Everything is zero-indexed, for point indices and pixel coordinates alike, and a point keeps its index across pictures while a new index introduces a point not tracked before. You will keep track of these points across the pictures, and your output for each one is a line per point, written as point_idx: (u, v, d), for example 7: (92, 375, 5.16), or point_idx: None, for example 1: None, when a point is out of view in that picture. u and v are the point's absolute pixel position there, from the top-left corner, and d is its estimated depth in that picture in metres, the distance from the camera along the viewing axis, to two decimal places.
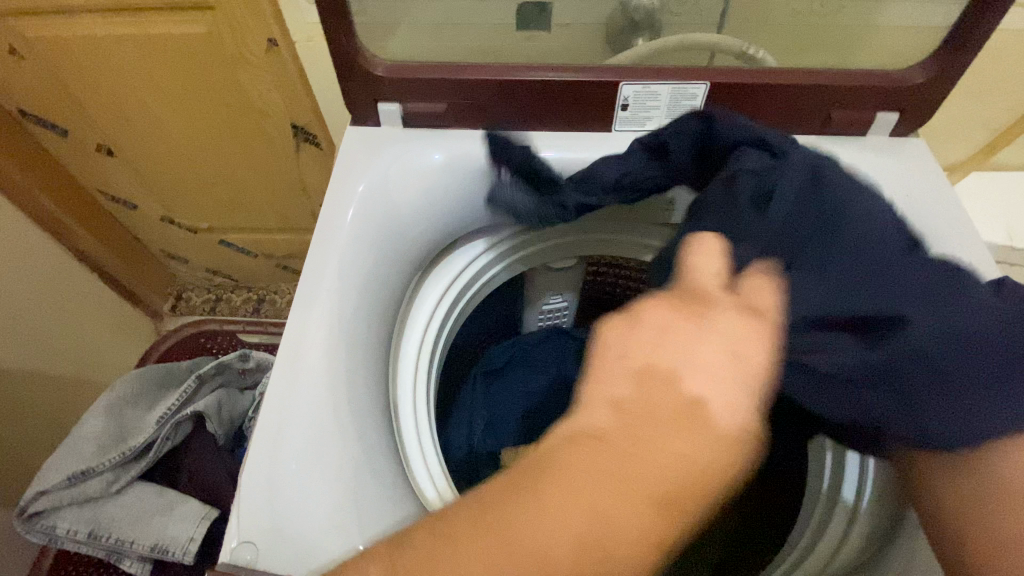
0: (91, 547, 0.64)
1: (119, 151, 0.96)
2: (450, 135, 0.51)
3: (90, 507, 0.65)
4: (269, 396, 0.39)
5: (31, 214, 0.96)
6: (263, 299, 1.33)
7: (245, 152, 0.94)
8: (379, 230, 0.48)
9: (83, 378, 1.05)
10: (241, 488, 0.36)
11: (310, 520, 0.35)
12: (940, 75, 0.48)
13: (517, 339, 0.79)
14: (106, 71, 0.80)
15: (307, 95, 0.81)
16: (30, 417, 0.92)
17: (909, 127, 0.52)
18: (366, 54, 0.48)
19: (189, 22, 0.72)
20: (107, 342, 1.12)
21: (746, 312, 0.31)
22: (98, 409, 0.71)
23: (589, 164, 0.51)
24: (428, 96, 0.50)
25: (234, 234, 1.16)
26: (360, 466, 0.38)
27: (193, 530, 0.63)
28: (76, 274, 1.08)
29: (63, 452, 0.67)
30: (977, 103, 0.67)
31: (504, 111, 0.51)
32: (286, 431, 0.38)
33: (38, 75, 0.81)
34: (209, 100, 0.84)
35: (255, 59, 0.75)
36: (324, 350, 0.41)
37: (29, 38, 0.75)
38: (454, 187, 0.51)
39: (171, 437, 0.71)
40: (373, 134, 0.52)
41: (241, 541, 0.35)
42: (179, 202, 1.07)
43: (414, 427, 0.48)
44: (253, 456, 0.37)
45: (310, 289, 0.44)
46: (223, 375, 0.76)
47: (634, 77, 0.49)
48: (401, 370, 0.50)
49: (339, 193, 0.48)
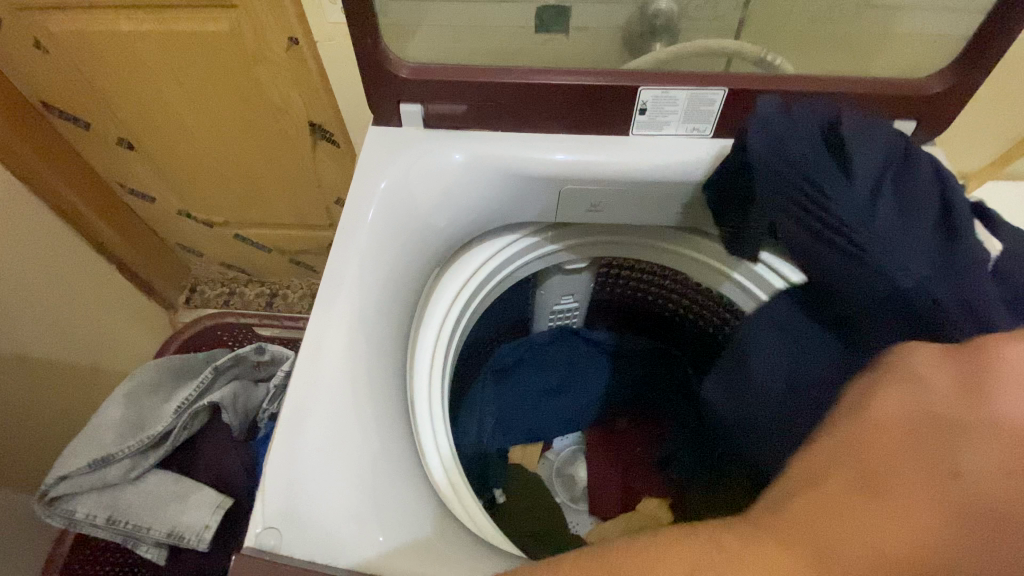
0: (108, 532, 0.66)
1: (139, 145, 0.98)
2: (470, 136, 0.52)
3: (109, 494, 0.66)
4: (293, 385, 0.41)
5: (53, 204, 0.98)
6: (275, 293, 1.35)
7: (261, 147, 0.95)
8: (400, 228, 0.49)
9: (102, 368, 1.07)
10: (266, 475, 0.37)
11: (330, 510, 0.36)
12: (957, 85, 0.48)
13: (529, 337, 0.80)
14: (129, 66, 0.81)
15: (325, 93, 0.82)
16: (49, 405, 0.94)
17: (927, 134, 0.52)
18: (390, 55, 0.49)
19: (213, 21, 0.73)
20: (124, 334, 1.14)
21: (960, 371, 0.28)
22: (118, 397, 0.73)
23: (608, 166, 0.51)
24: (450, 97, 0.51)
25: (249, 228, 1.18)
26: (381, 456, 0.39)
27: (208, 518, 0.65)
28: (96, 265, 1.10)
29: (83, 438, 0.68)
30: (994, 113, 0.67)
31: (522, 113, 0.51)
32: (310, 421, 0.39)
33: (63, 69, 0.83)
34: (230, 99, 0.85)
35: (276, 56, 0.77)
36: (345, 346, 0.42)
37: (56, 33, 0.77)
38: (473, 186, 0.52)
39: (188, 426, 0.72)
40: (394, 134, 0.53)
41: (265, 527, 0.36)
42: (196, 196, 1.09)
43: (429, 422, 0.49)
44: (277, 444, 0.38)
45: (332, 284, 0.45)
46: (239, 367, 0.78)
47: (653, 82, 0.49)
48: (417, 366, 0.51)
49: (361, 191, 0.49)
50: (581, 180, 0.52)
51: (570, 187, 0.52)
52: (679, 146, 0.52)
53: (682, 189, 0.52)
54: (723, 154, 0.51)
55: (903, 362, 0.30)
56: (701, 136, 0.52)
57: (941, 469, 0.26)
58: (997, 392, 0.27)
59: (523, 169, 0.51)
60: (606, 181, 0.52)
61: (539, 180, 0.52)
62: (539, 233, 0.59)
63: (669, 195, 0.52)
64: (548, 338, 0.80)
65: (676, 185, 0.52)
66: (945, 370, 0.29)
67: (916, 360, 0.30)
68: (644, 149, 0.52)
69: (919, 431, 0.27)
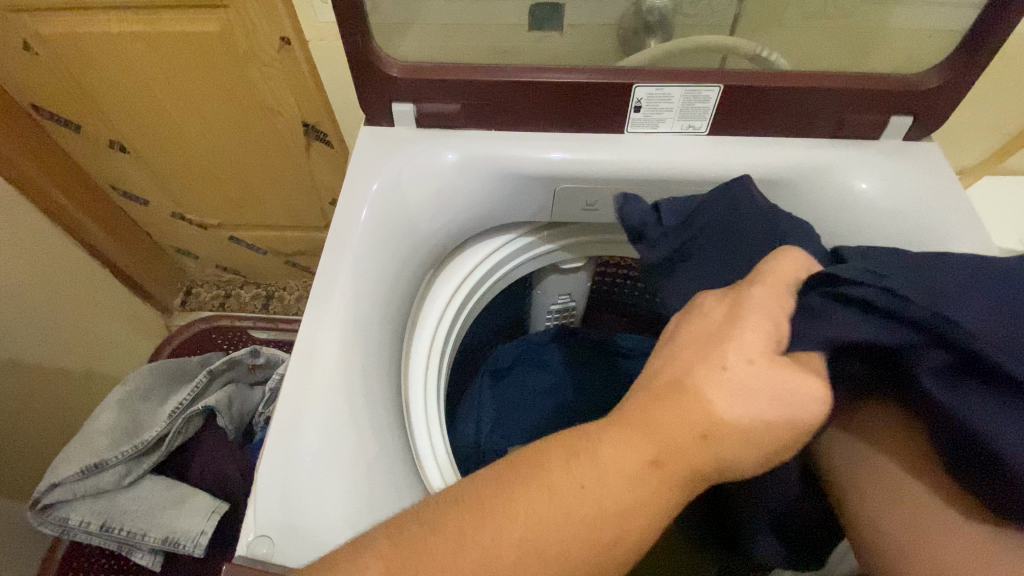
0: (102, 539, 0.65)
1: (131, 147, 0.97)
2: (462, 136, 0.52)
3: (103, 499, 0.66)
4: (285, 390, 0.40)
5: (45, 208, 0.97)
6: (272, 295, 1.34)
7: (253, 147, 0.94)
8: (392, 229, 0.48)
9: (97, 373, 1.07)
10: (257, 481, 0.37)
11: (324, 517, 0.36)
12: (955, 79, 0.47)
13: (525, 338, 0.80)
14: (119, 68, 0.80)
15: (318, 93, 0.82)
16: (42, 411, 0.93)
17: (923, 131, 0.52)
18: (381, 55, 0.48)
19: (202, 21, 0.72)
20: (119, 338, 1.14)
21: (767, 298, 0.34)
22: (110, 403, 0.72)
23: (602, 164, 0.51)
24: (441, 96, 0.50)
25: (243, 231, 1.17)
26: (374, 460, 0.39)
27: (204, 523, 0.64)
28: (89, 269, 1.08)
29: (75, 445, 0.67)
30: (989, 109, 0.67)
31: (516, 111, 0.51)
32: (302, 426, 0.38)
33: (51, 71, 0.82)
34: (222, 99, 0.84)
35: (269, 57, 0.76)
36: (339, 350, 0.42)
37: (43, 35, 0.76)
38: (468, 186, 0.51)
39: (183, 431, 0.71)
40: (386, 134, 0.52)
41: (257, 535, 0.35)
42: (190, 198, 1.08)
43: (426, 425, 0.48)
44: (270, 450, 0.38)
45: (325, 286, 0.44)
46: (234, 370, 0.78)
47: (647, 80, 0.49)
48: (412, 368, 0.50)
49: (353, 192, 0.49)
50: (575, 179, 0.51)
51: (565, 185, 0.52)
52: (674, 144, 0.51)
53: (674, 186, 0.52)
54: (718, 151, 0.51)
55: (693, 305, 0.36)
56: (696, 133, 0.52)
57: (666, 368, 0.33)
58: (744, 321, 0.33)
59: (515, 168, 0.51)
60: (602, 179, 0.51)
61: (533, 179, 0.51)
62: (534, 233, 0.59)
63: (663, 193, 0.52)
64: (543, 339, 0.80)
65: (669, 181, 0.52)
66: (721, 302, 0.35)
67: (701, 298, 0.36)
68: (639, 147, 0.51)
69: (697, 346, 0.33)
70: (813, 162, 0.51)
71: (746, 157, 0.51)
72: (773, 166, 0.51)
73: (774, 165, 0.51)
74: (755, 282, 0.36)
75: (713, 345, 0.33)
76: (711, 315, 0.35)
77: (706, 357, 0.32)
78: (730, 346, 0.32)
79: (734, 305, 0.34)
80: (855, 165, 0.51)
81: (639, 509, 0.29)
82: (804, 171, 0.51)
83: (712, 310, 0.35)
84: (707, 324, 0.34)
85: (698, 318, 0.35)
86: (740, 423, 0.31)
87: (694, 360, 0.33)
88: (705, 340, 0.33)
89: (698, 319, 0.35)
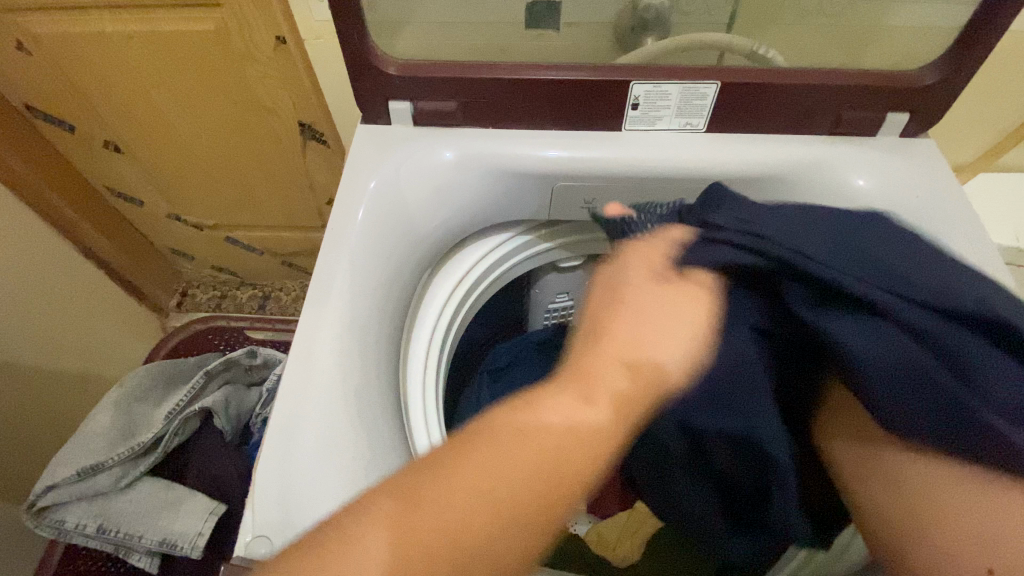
0: (99, 542, 0.65)
1: (126, 148, 0.96)
2: (459, 135, 0.52)
3: (100, 502, 0.65)
4: (282, 390, 0.40)
5: (39, 209, 0.97)
6: (268, 296, 1.33)
7: (249, 147, 0.94)
8: (389, 228, 0.48)
9: (93, 375, 1.06)
10: (255, 482, 0.37)
11: (323, 517, 0.36)
12: (951, 75, 0.48)
13: (524, 337, 0.80)
14: (113, 68, 0.80)
15: (314, 92, 0.81)
16: (38, 413, 0.93)
17: (920, 128, 0.52)
18: (377, 53, 0.48)
19: (197, 20, 0.72)
20: (114, 339, 1.13)
21: (647, 257, 0.40)
22: (106, 405, 0.72)
23: (599, 162, 0.51)
24: (439, 94, 0.50)
25: (240, 231, 1.17)
26: (373, 460, 0.39)
27: (201, 525, 0.64)
28: (84, 270, 1.08)
29: (71, 447, 0.67)
30: (984, 106, 0.67)
31: (514, 108, 0.51)
32: (300, 425, 0.38)
33: (45, 71, 0.81)
34: (217, 98, 0.84)
35: (264, 56, 0.76)
36: (336, 348, 0.41)
37: (36, 34, 0.75)
38: (466, 184, 0.51)
39: (180, 432, 0.71)
40: (383, 132, 0.52)
41: (255, 535, 0.35)
42: (185, 199, 1.08)
43: (423, 425, 0.48)
44: (267, 450, 0.37)
45: (322, 285, 0.44)
46: (231, 371, 0.77)
47: (644, 77, 0.49)
48: (410, 367, 0.50)
49: (350, 191, 0.49)
50: (573, 177, 0.51)
51: (562, 184, 0.52)
52: (671, 141, 0.51)
53: (672, 184, 0.52)
54: (715, 149, 0.51)
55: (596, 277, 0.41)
56: (694, 130, 0.52)
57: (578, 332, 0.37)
58: (635, 279, 0.38)
59: (513, 166, 0.51)
60: (600, 177, 0.51)
61: (531, 177, 0.51)
62: (532, 231, 0.59)
63: (662, 190, 0.52)
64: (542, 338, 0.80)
65: (667, 179, 0.52)
66: (617, 268, 0.40)
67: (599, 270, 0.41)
68: (636, 144, 0.51)
69: (600, 304, 0.37)
70: (811, 159, 0.51)
71: (744, 154, 0.51)
72: (771, 163, 0.51)
73: (772, 162, 0.51)
74: (639, 246, 0.41)
75: (611, 300, 0.37)
76: (608, 280, 0.39)
77: (605, 309, 0.37)
78: (625, 297, 0.37)
79: (624, 268, 0.39)
80: (853, 162, 0.51)
81: (593, 463, 0.29)
82: (802, 168, 0.51)
83: (609, 276, 0.39)
84: (605, 287, 0.39)
85: (598, 284, 0.39)
86: (649, 356, 0.34)
87: (600, 314, 0.36)
88: (603, 300, 0.37)
89: (600, 285, 0.39)
